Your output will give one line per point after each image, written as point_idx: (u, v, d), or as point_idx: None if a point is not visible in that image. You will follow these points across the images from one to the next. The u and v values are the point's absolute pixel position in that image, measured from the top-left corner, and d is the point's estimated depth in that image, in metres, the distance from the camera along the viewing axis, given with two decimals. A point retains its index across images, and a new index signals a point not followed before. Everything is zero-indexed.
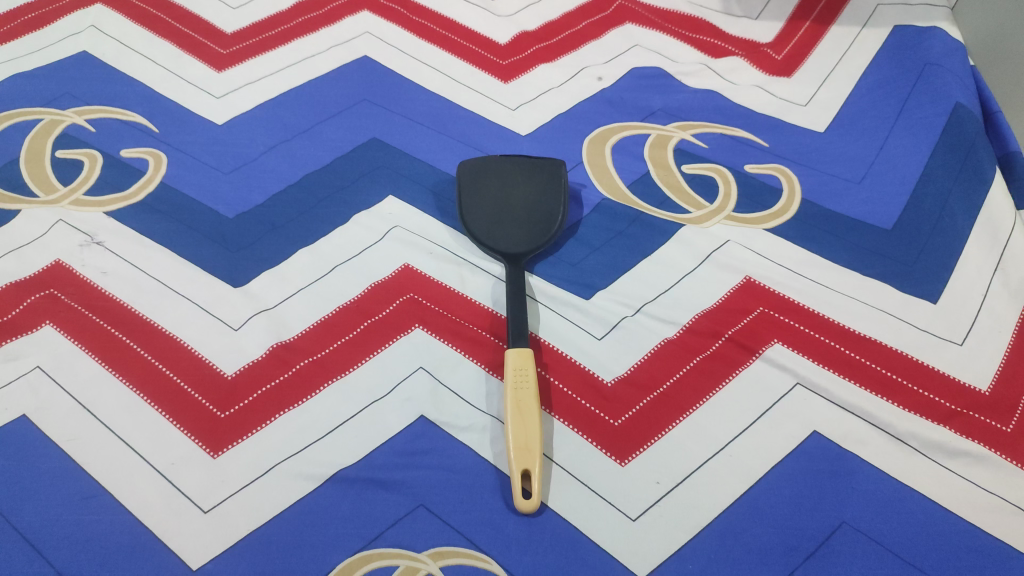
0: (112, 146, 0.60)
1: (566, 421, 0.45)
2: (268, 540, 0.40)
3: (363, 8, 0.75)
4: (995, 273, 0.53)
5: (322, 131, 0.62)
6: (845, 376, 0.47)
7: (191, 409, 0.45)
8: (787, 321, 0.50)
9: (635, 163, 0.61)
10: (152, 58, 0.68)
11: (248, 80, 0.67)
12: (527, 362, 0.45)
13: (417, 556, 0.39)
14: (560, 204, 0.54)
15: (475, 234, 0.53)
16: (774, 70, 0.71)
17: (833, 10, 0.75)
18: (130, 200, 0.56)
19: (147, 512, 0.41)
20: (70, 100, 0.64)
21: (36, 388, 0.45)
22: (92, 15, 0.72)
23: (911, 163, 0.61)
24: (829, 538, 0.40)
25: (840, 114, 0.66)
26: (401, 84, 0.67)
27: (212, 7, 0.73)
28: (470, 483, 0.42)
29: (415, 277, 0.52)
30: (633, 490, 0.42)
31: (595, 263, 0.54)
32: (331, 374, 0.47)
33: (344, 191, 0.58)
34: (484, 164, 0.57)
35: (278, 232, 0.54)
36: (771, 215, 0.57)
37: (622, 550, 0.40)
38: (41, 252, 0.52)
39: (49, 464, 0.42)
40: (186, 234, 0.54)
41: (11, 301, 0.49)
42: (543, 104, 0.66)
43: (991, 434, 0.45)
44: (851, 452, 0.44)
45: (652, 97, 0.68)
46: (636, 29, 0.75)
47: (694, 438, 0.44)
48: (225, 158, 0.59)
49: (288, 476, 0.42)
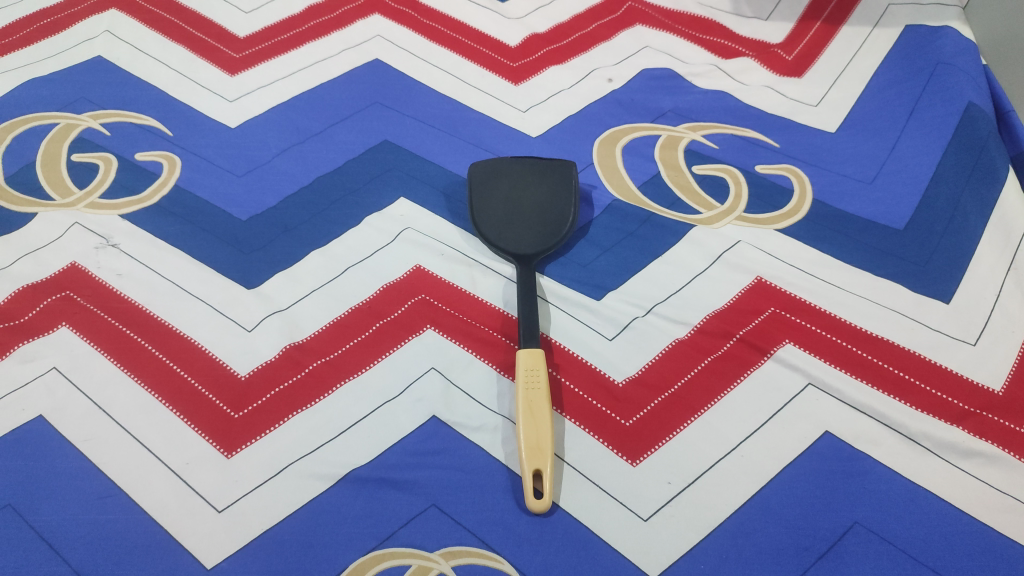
0: (126, 149, 0.61)
1: (577, 421, 0.45)
2: (280, 539, 0.40)
3: (375, 11, 0.75)
4: (1008, 272, 0.53)
5: (334, 134, 0.63)
6: (857, 376, 0.47)
7: (206, 410, 0.45)
8: (799, 322, 0.50)
9: (645, 164, 0.61)
10: (167, 62, 0.69)
11: (261, 83, 0.67)
12: (538, 362, 0.45)
13: (429, 556, 0.40)
14: (571, 206, 0.55)
15: (486, 235, 0.53)
16: (786, 71, 0.71)
17: (844, 10, 0.75)
18: (144, 203, 0.56)
19: (162, 511, 0.41)
20: (85, 104, 0.64)
21: (52, 389, 0.46)
22: (106, 20, 0.73)
23: (922, 163, 0.60)
24: (840, 538, 0.40)
25: (852, 114, 0.66)
26: (412, 87, 0.68)
27: (224, 11, 0.74)
28: (481, 483, 0.42)
29: (426, 279, 0.53)
30: (644, 491, 0.42)
31: (605, 264, 0.54)
32: (343, 375, 0.47)
33: (355, 193, 0.58)
34: (495, 166, 0.57)
35: (291, 234, 0.55)
36: (783, 216, 0.57)
37: (633, 550, 0.40)
38: (58, 255, 0.53)
39: (65, 464, 0.43)
40: (200, 236, 0.54)
41: (28, 303, 0.50)
42: (553, 105, 0.66)
43: (1005, 434, 0.44)
44: (864, 453, 0.44)
45: (662, 98, 0.68)
46: (646, 31, 0.75)
47: (706, 439, 0.44)
48: (239, 161, 0.60)
49: (301, 476, 0.42)
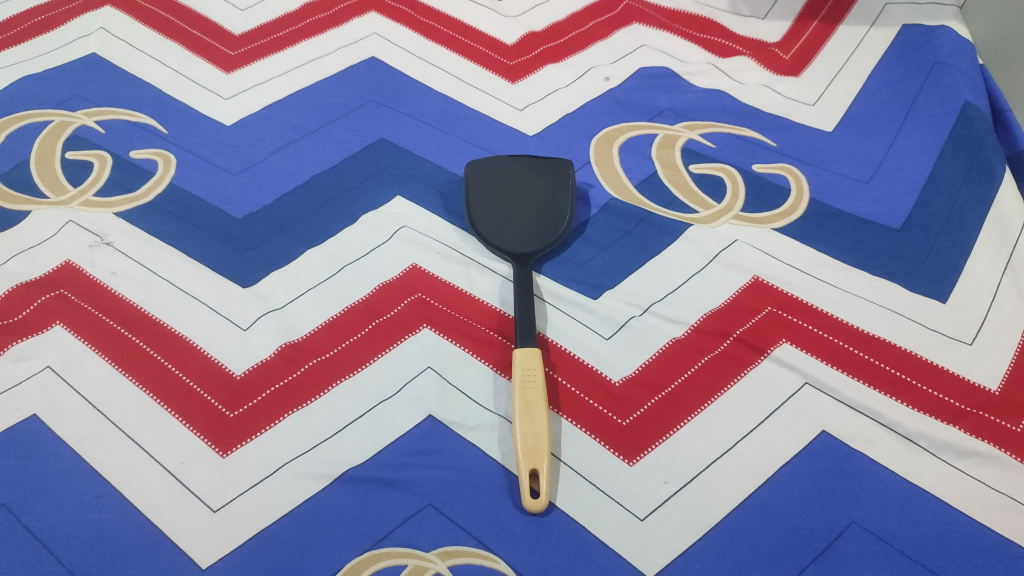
0: (121, 147, 0.60)
1: (573, 421, 0.45)
2: (275, 539, 0.40)
3: (371, 9, 0.75)
4: (1004, 272, 0.53)
5: (329, 132, 0.62)
6: (854, 376, 0.47)
7: (201, 409, 0.45)
8: (796, 321, 0.50)
9: (641, 162, 0.61)
10: (161, 60, 0.69)
11: (256, 81, 0.67)
12: (534, 362, 0.45)
13: (425, 555, 0.39)
14: (567, 204, 0.54)
15: (483, 234, 0.53)
16: (782, 70, 0.71)
17: (840, 9, 0.75)
18: (139, 201, 0.56)
19: (156, 511, 0.41)
20: (79, 102, 0.64)
21: (46, 387, 0.46)
22: (101, 17, 0.73)
23: (918, 163, 0.60)
24: (837, 538, 0.40)
25: (848, 114, 0.66)
26: (408, 85, 0.67)
27: (220, 9, 0.74)
28: (477, 482, 0.42)
29: (422, 277, 0.52)
30: (640, 490, 0.42)
31: (602, 263, 0.54)
32: (339, 374, 0.47)
33: (351, 192, 0.58)
34: (491, 164, 0.57)
35: (286, 232, 0.54)
36: (779, 215, 0.57)
37: (630, 550, 0.40)
38: (52, 253, 0.53)
39: (59, 463, 0.42)
40: (195, 235, 0.54)
41: (21, 302, 0.50)
42: (550, 104, 0.66)
43: (1001, 433, 0.44)
44: (860, 452, 0.44)
45: (658, 97, 0.67)
46: (644, 30, 0.75)
47: (702, 438, 0.44)
48: (234, 159, 0.60)
49: (296, 475, 0.42)
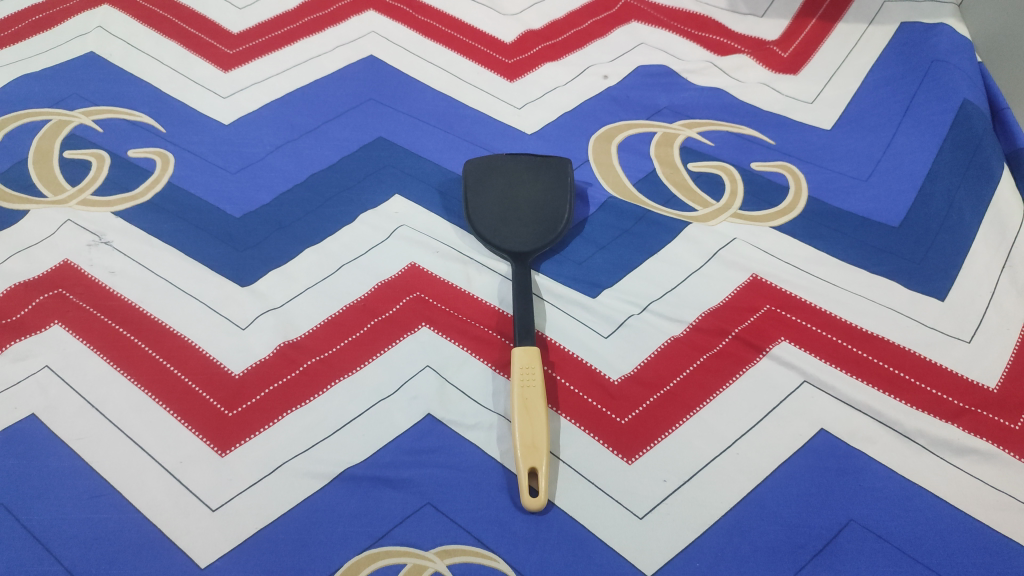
0: (120, 146, 0.60)
1: (572, 419, 0.45)
2: (274, 538, 0.40)
3: (369, 8, 0.75)
4: (1002, 270, 0.53)
5: (328, 131, 0.62)
6: (852, 373, 0.47)
7: (199, 408, 0.45)
8: (795, 319, 0.50)
9: (640, 161, 0.61)
10: (160, 58, 0.68)
11: (255, 79, 0.67)
12: (533, 360, 0.45)
13: (423, 554, 0.40)
14: (566, 202, 0.54)
15: (481, 232, 0.53)
16: (781, 68, 0.71)
17: (839, 7, 0.75)
18: (137, 200, 0.56)
19: (155, 510, 0.41)
20: (77, 100, 0.64)
21: (44, 387, 0.46)
22: (99, 16, 0.73)
23: (916, 160, 0.60)
24: (836, 536, 0.40)
25: (847, 111, 0.66)
26: (407, 83, 0.67)
27: (218, 7, 0.74)
28: (476, 481, 0.42)
29: (421, 276, 0.52)
30: (639, 488, 0.42)
31: (600, 261, 0.54)
32: (337, 372, 0.47)
33: (349, 190, 0.58)
34: (490, 163, 0.57)
35: (285, 231, 0.54)
36: (778, 213, 0.57)
37: (628, 547, 0.40)
38: (50, 252, 0.53)
39: (57, 463, 0.42)
40: (194, 234, 0.54)
41: (19, 301, 0.50)
42: (549, 102, 0.66)
43: (999, 431, 0.45)
44: (859, 450, 0.44)
45: (657, 95, 0.67)
46: (642, 28, 0.75)
47: (701, 436, 0.44)
48: (232, 158, 0.60)
49: (295, 474, 0.42)
